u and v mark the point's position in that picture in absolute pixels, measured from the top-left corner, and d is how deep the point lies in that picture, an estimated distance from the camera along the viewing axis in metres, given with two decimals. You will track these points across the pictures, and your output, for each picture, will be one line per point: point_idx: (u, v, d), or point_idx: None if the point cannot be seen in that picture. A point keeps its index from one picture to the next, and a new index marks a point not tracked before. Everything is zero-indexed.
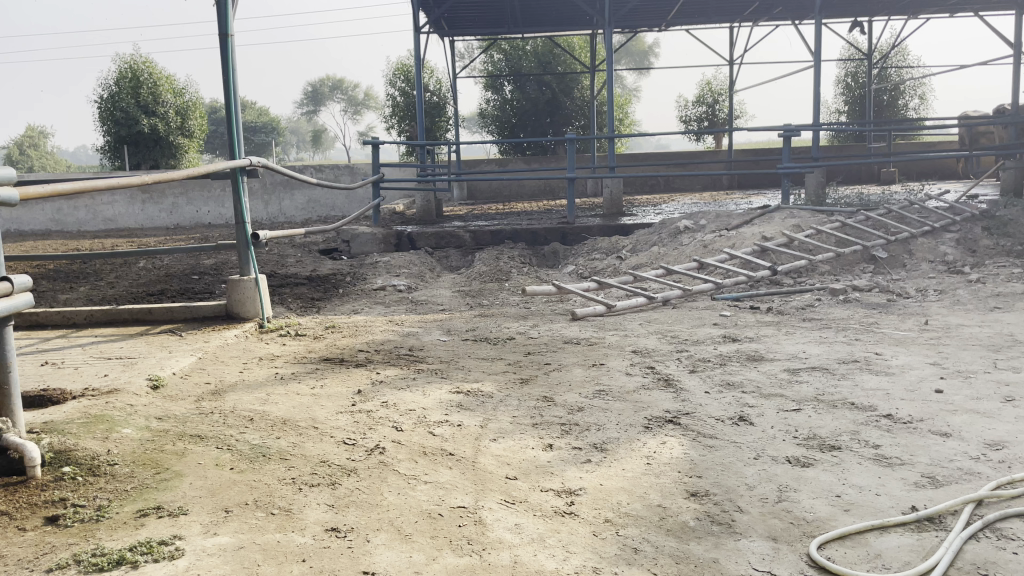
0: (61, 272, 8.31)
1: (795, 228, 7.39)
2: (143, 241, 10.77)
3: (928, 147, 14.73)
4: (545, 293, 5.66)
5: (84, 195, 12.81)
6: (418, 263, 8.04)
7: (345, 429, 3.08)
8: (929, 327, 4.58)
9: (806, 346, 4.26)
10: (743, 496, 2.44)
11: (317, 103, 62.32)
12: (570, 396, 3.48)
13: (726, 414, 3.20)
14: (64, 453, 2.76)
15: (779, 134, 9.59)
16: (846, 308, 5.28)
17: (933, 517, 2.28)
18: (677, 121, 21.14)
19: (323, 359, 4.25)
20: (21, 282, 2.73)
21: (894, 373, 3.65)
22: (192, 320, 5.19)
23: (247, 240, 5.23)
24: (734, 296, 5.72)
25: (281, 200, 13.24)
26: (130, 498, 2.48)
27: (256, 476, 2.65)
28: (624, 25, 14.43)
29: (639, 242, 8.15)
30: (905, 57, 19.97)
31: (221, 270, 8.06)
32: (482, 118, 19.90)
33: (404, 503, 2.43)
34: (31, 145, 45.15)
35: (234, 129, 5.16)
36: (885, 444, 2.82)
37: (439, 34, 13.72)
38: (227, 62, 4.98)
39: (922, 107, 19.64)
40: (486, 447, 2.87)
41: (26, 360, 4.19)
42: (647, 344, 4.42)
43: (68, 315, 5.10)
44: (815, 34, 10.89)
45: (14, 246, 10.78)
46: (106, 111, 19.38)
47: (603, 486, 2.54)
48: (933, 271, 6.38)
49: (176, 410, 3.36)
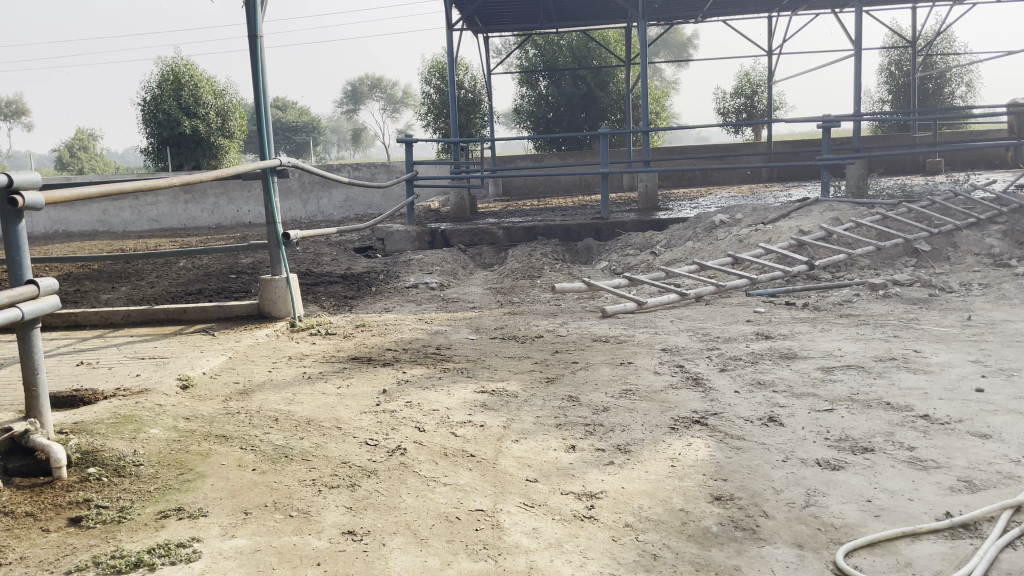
0: (104, 273, 8.48)
1: (834, 221, 7.22)
2: (184, 241, 10.95)
3: (976, 136, 14.31)
4: (576, 290, 5.61)
5: (129, 196, 13.06)
6: (451, 261, 8.04)
7: (368, 430, 3.07)
8: (972, 323, 4.43)
9: (842, 343, 4.14)
10: (769, 501, 2.37)
11: (356, 101, 62.90)
12: (596, 395, 3.43)
13: (755, 415, 3.12)
14: (91, 453, 2.79)
15: (818, 125, 9.38)
16: (886, 303, 5.14)
17: (968, 524, 2.18)
18: (716, 114, 20.83)
19: (350, 358, 4.26)
20: (46, 285, 2.77)
21: (933, 371, 3.53)
22: (225, 319, 5.25)
23: (278, 239, 5.26)
24: (770, 292, 5.60)
25: (318, 199, 13.36)
26: (152, 499, 2.50)
27: (277, 477, 2.65)
28: (659, 17, 14.26)
29: (673, 237, 8.04)
30: (951, 44, 19.42)
31: (258, 269, 8.14)
32: (517, 114, 19.86)
33: (422, 505, 2.41)
34: (80, 147, 46.28)
35: (264, 130, 5.20)
36: (921, 446, 2.72)
37: (472, 31, 13.72)
38: (256, 62, 5.00)
39: (970, 95, 19.07)
40: (508, 448, 2.84)
41: (63, 360, 4.27)
42: (678, 341, 4.34)
43: (105, 315, 5.19)
44: (855, 22, 10.63)
45: (60, 246, 11.04)
46: (149, 113, 19.76)
47: (625, 489, 2.49)
48: (978, 265, 6.18)
49: (204, 410, 3.39)
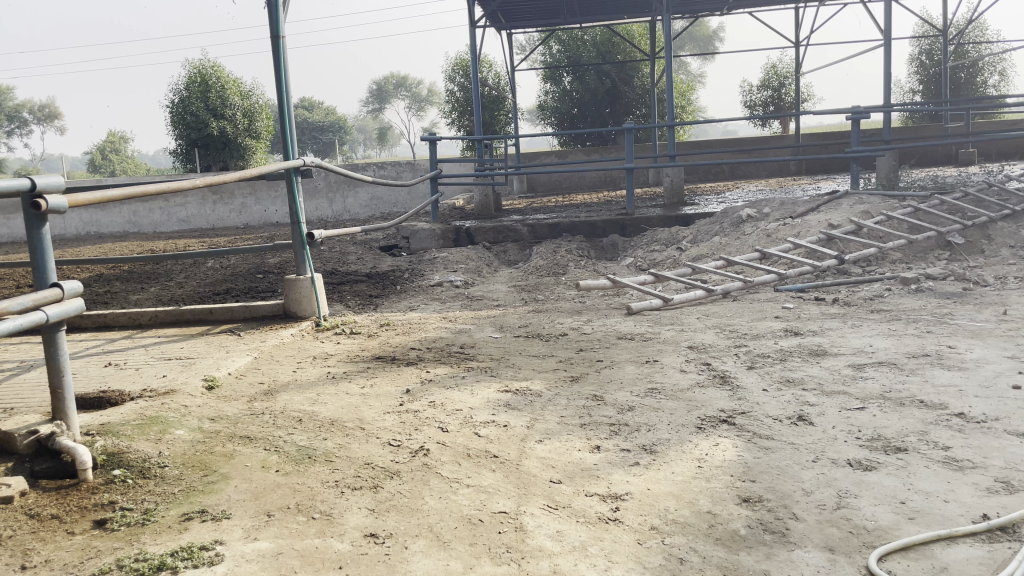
0: (133, 274, 8.59)
1: (864, 215, 7.09)
2: (212, 241, 11.05)
3: (1010, 126, 14.00)
4: (601, 287, 5.55)
5: (158, 197, 13.21)
6: (475, 259, 8.03)
7: (391, 430, 3.06)
8: (1009, 317, 4.32)
9: (873, 339, 4.06)
10: (799, 503, 2.31)
11: (382, 100, 63.23)
12: (621, 394, 3.39)
13: (784, 414, 3.05)
14: (117, 455, 2.81)
15: (847, 117, 9.23)
16: (919, 298, 5.02)
17: (1006, 527, 2.11)
18: (743, 107, 20.61)
19: (374, 358, 4.25)
20: (71, 288, 2.79)
21: (968, 368, 3.44)
22: (251, 319, 5.27)
23: (302, 239, 5.27)
24: (799, 288, 5.51)
25: (344, 198, 13.43)
26: (176, 501, 2.50)
27: (301, 479, 2.64)
28: (684, 11, 14.14)
29: (700, 232, 7.95)
30: (983, 32, 19.04)
31: (284, 268, 8.19)
32: (541, 110, 19.81)
33: (444, 508, 2.38)
34: (111, 149, 46.91)
35: (287, 130, 5.20)
36: (956, 446, 2.64)
37: (495, 27, 13.69)
38: (279, 63, 5.01)
39: (1003, 84, 18.68)
40: (532, 449, 2.81)
41: (92, 362, 4.31)
42: (705, 339, 4.28)
43: (134, 316, 5.23)
44: (884, 11, 10.45)
45: (92, 247, 11.20)
46: (178, 115, 19.99)
47: (650, 491, 2.44)
48: (1013, 258, 6.03)
49: (228, 411, 3.40)
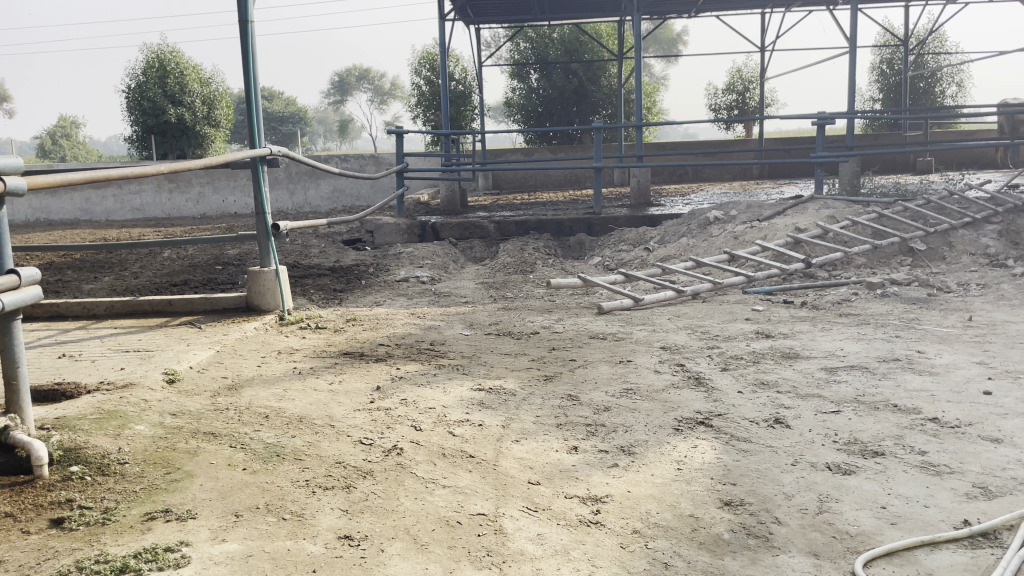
0: (87, 262, 8.33)
1: (829, 219, 7.17)
2: (169, 231, 10.76)
3: (966, 136, 14.34)
4: (570, 286, 5.52)
5: (112, 184, 12.83)
6: (442, 254, 7.94)
7: (362, 428, 2.97)
8: (973, 324, 4.38)
9: (843, 343, 4.08)
10: (781, 507, 2.29)
11: (344, 92, 62.63)
12: (596, 394, 3.35)
13: (761, 417, 3.04)
14: (74, 451, 2.68)
15: (813, 122, 9.34)
16: (885, 303, 5.08)
17: (987, 532, 2.11)
18: (707, 110, 20.80)
19: (342, 353, 4.15)
20: (28, 275, 2.65)
21: (939, 373, 3.46)
22: (213, 311, 5.12)
23: (267, 230, 5.13)
24: (767, 290, 5.54)
25: (306, 190, 13.20)
26: (138, 500, 2.38)
27: (269, 477, 2.54)
28: (653, 12, 14.19)
29: (667, 233, 7.97)
30: (942, 44, 19.48)
31: (244, 260, 8.00)
32: (507, 107, 19.74)
33: (421, 509, 2.31)
34: (62, 134, 45.58)
35: (254, 117, 5.06)
36: (932, 450, 2.65)
37: (464, 22, 13.60)
38: (247, 49, 4.87)
39: (960, 95, 19.14)
40: (508, 449, 2.75)
41: (44, 353, 4.14)
42: (677, 340, 4.26)
43: (89, 306, 5.05)
44: (850, 18, 10.61)
45: (42, 234, 10.84)
46: (134, 101, 19.50)
47: (631, 493, 2.40)
48: (974, 265, 6.14)
49: (191, 406, 3.27)
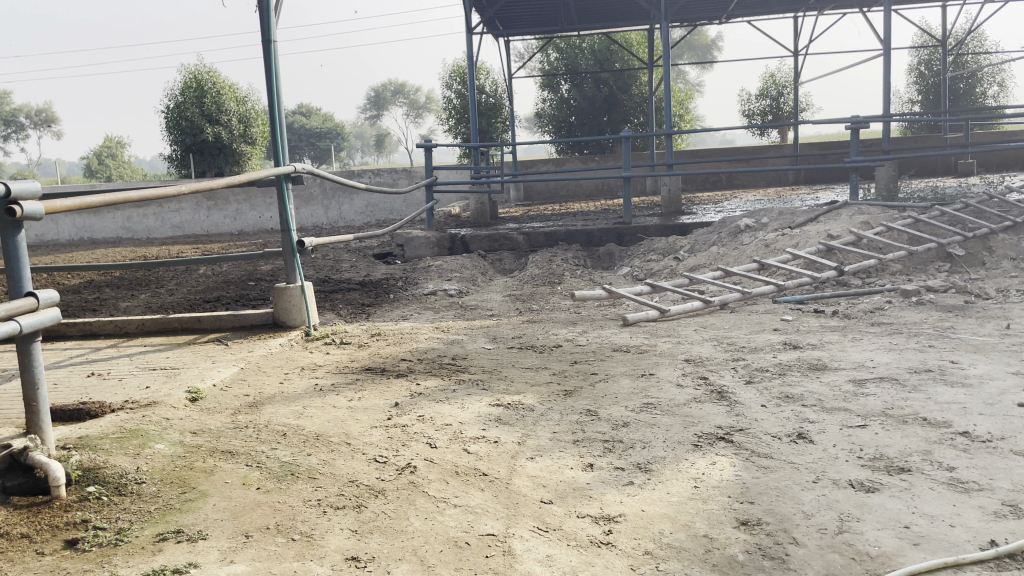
0: (124, 280, 8.49)
1: (864, 225, 7.01)
2: (205, 248, 10.94)
3: (1009, 137, 13.97)
4: (597, 298, 5.47)
5: (152, 203, 13.09)
6: (470, 267, 7.94)
7: (377, 446, 2.96)
8: (1011, 332, 4.24)
9: (874, 353, 3.97)
10: (799, 526, 2.22)
11: (379, 107, 63.36)
12: (616, 409, 3.30)
13: (784, 431, 2.96)
14: (92, 471, 2.70)
15: (847, 127, 9.18)
16: (919, 311, 4.94)
17: (1015, 554, 2.02)
18: (741, 116, 20.59)
19: (364, 369, 4.15)
20: (46, 297, 2.68)
21: (972, 385, 3.35)
22: (240, 328, 5.17)
23: (292, 247, 5.17)
24: (798, 299, 5.44)
25: (340, 205, 13.34)
26: (151, 521, 2.40)
27: (282, 497, 2.54)
28: (683, 18, 14.09)
29: (697, 242, 7.87)
30: (982, 43, 19.07)
31: (277, 276, 8.08)
32: (539, 118, 19.78)
33: (430, 529, 2.29)
34: (109, 154, 46.95)
35: (278, 136, 5.11)
36: (961, 466, 2.55)
37: (493, 34, 13.62)
38: (271, 68, 4.93)
39: (1002, 94, 18.70)
40: (522, 466, 2.71)
41: (74, 371, 4.21)
42: (702, 352, 4.19)
43: (121, 325, 5.13)
44: (885, 20, 10.41)
45: (85, 253, 11.09)
46: (173, 120, 19.92)
47: (645, 513, 2.35)
48: (1015, 270, 5.96)
49: (212, 424, 3.29)
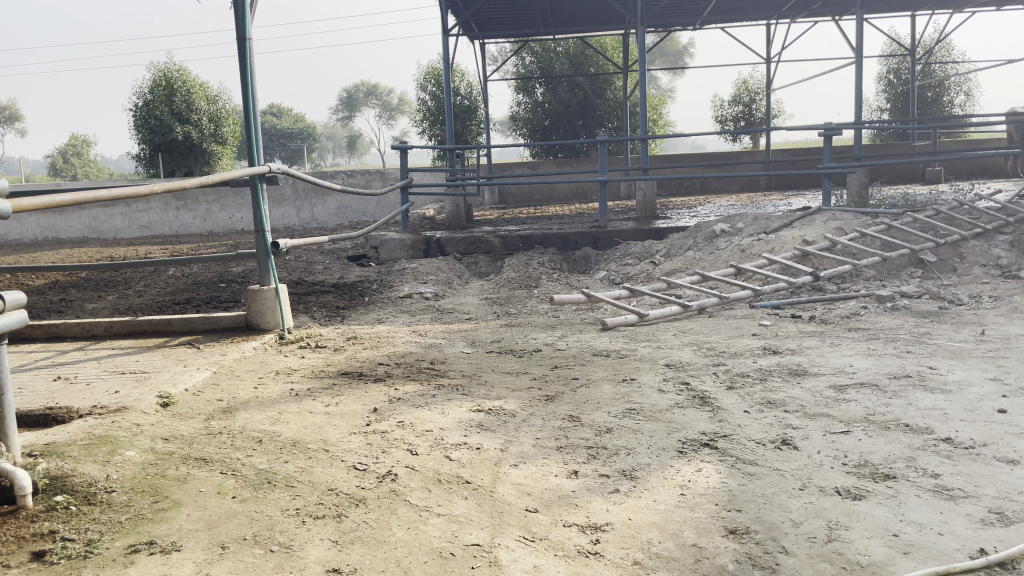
0: (91, 281, 8.30)
1: (838, 231, 7.07)
2: (174, 249, 10.75)
3: (975, 146, 14.21)
4: (575, 301, 5.45)
5: (119, 202, 12.83)
6: (446, 270, 7.87)
7: (356, 452, 2.89)
8: (986, 338, 4.28)
9: (853, 359, 3.98)
10: (788, 535, 2.20)
11: (352, 108, 63.03)
12: (599, 414, 3.26)
13: (767, 437, 2.95)
14: (60, 479, 2.61)
15: (819, 133, 9.26)
16: (895, 316, 4.98)
17: (1005, 562, 2.01)
18: (714, 122, 20.75)
19: (341, 374, 4.07)
20: (13, 300, 2.58)
21: (952, 391, 3.36)
22: (212, 331, 5.05)
23: (266, 248, 5.07)
24: (774, 304, 5.46)
25: (313, 206, 13.19)
26: (122, 531, 2.31)
27: (259, 506, 2.47)
28: (657, 24, 14.15)
29: (674, 247, 7.88)
30: (950, 53, 19.41)
31: (248, 278, 7.94)
32: (513, 121, 19.76)
33: (413, 539, 2.23)
34: (74, 152, 46.27)
35: (252, 136, 5.02)
36: (946, 473, 2.55)
37: (468, 36, 13.56)
38: (245, 66, 4.83)
39: (969, 103, 19.05)
40: (506, 474, 2.67)
41: (40, 375, 4.08)
42: (682, 357, 4.18)
43: (87, 327, 5.00)
44: (857, 29, 10.52)
45: (48, 253, 10.84)
46: (141, 119, 19.59)
47: (632, 521, 2.31)
48: (986, 276, 6.03)
49: (184, 430, 3.20)
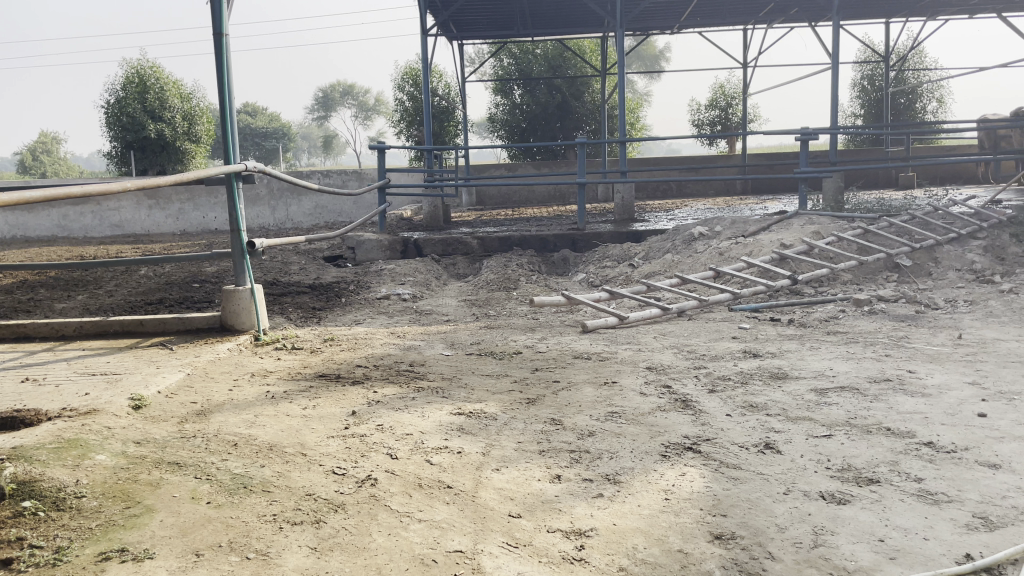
0: (60, 280, 8.13)
1: (815, 235, 7.11)
2: (147, 248, 10.58)
3: (948, 152, 14.42)
4: (555, 304, 5.42)
5: (90, 200, 12.61)
6: (424, 272, 7.81)
7: (335, 457, 2.83)
8: (963, 342, 4.31)
9: (833, 362, 3.99)
10: (774, 540, 2.18)
11: (328, 108, 62.67)
12: (581, 418, 3.23)
13: (750, 441, 2.93)
14: (28, 484, 2.53)
15: (796, 138, 9.33)
16: (873, 320, 5.00)
17: (991, 568, 2.00)
18: (691, 125, 20.88)
19: (318, 376, 4.00)
20: None
21: (931, 395, 3.37)
22: (186, 332, 4.96)
23: (242, 248, 4.99)
24: (753, 307, 5.47)
25: (288, 206, 13.05)
26: (92, 538, 2.24)
27: (234, 512, 2.40)
28: (636, 27, 14.19)
29: (652, 249, 7.88)
30: (923, 60, 19.69)
31: (223, 278, 7.83)
32: (491, 123, 19.75)
33: (394, 546, 2.18)
34: (44, 150, 45.52)
35: (228, 133, 4.93)
36: (928, 477, 2.55)
37: (446, 36, 13.49)
38: (221, 62, 4.74)
39: (941, 110, 19.35)
40: (488, 478, 2.62)
41: (7, 376, 3.97)
42: (663, 359, 4.16)
43: (57, 326, 4.88)
44: (833, 34, 10.62)
45: (17, 252, 10.63)
46: (113, 116, 19.29)
47: (616, 527, 2.28)
48: (960, 280, 6.10)
49: (157, 433, 3.12)
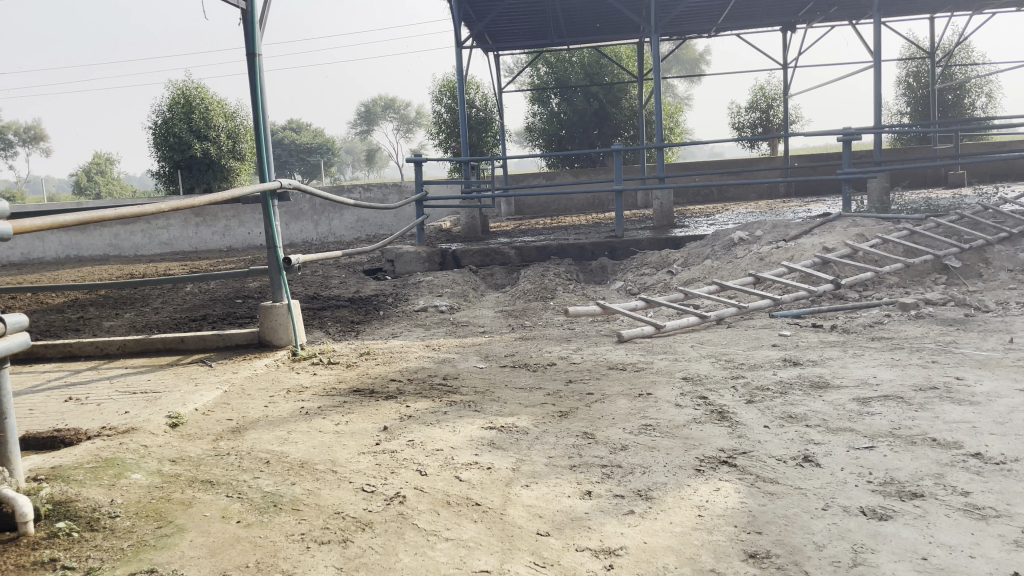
0: (109, 299, 8.33)
1: (859, 238, 6.93)
2: (193, 265, 10.80)
3: (999, 148, 14.00)
4: (591, 314, 5.36)
5: (139, 220, 12.93)
6: (461, 283, 7.82)
7: (365, 473, 2.83)
8: (1015, 346, 4.15)
9: (877, 370, 3.86)
10: (811, 559, 2.10)
11: (370, 122, 63.43)
12: (613, 432, 3.17)
13: (788, 454, 2.84)
14: (64, 504, 2.56)
15: (839, 139, 9.14)
16: (920, 325, 4.85)
17: None
18: (732, 128, 20.65)
19: (352, 391, 4.01)
20: (14, 322, 2.52)
21: (980, 403, 3.24)
22: (225, 348, 5.02)
23: (278, 264, 5.03)
24: (795, 313, 5.34)
25: (330, 220, 13.21)
26: (123, 559, 2.25)
27: (263, 531, 2.40)
28: (671, 31, 14.04)
29: (690, 256, 7.78)
30: (970, 54, 19.21)
31: (265, 294, 7.93)
32: (529, 132, 19.80)
33: (420, 566, 2.15)
34: (97, 171, 46.98)
35: (263, 150, 4.98)
36: (976, 491, 2.44)
37: (482, 48, 13.53)
38: (255, 80, 4.80)
39: (991, 105, 18.86)
40: (517, 495, 2.59)
41: (51, 396, 4.06)
42: (700, 369, 4.08)
43: (102, 345, 4.99)
44: (874, 32, 10.40)
45: (70, 271, 10.93)
46: (161, 136, 19.77)
47: (647, 545, 2.22)
48: (1012, 281, 5.89)
49: (192, 451, 3.15)
